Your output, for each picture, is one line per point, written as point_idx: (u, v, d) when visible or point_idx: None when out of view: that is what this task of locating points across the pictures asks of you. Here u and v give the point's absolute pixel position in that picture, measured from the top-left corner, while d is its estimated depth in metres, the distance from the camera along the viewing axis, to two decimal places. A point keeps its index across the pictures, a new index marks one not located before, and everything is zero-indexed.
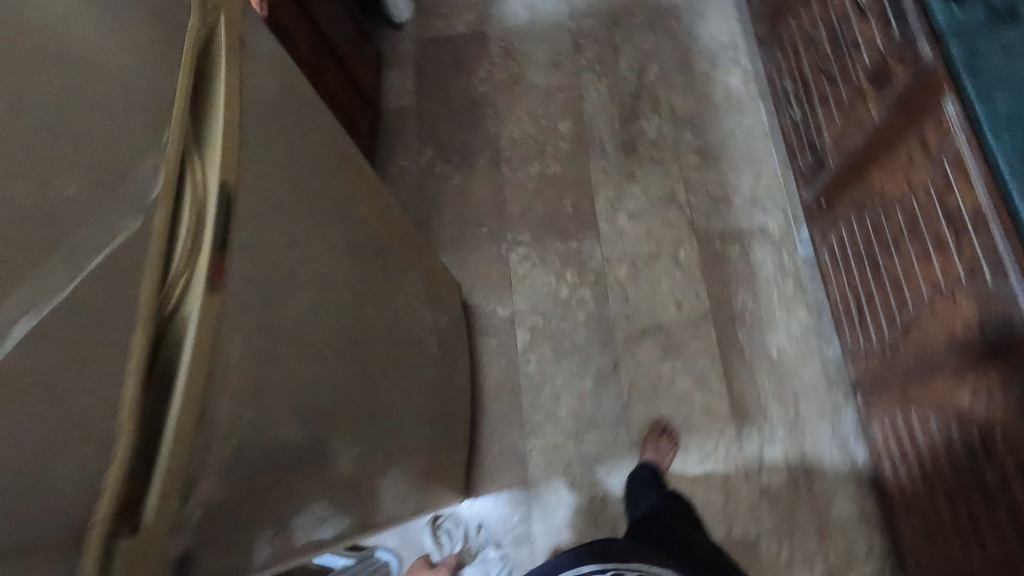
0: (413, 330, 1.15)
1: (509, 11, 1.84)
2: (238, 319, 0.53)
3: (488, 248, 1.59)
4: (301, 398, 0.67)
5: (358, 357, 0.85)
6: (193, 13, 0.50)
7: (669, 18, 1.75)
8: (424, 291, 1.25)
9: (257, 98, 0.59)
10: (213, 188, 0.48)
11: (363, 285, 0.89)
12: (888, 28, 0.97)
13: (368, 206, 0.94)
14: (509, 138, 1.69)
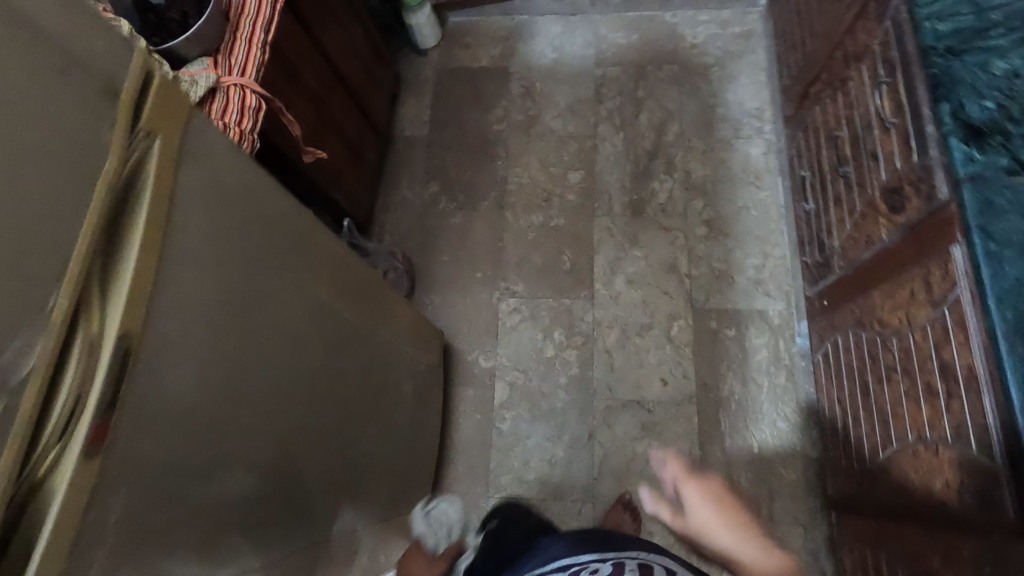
0: (386, 389, 1.12)
1: (535, 49, 1.80)
2: (125, 472, 0.47)
3: (480, 294, 1.56)
4: (261, 450, 0.69)
5: (307, 432, 0.80)
6: (120, 127, 0.43)
7: (696, 78, 1.70)
8: (405, 344, 1.22)
9: (200, 195, 0.53)
10: (108, 345, 0.42)
11: (331, 359, 0.87)
12: (908, 150, 0.92)
13: (347, 275, 0.92)
14: (517, 182, 1.66)
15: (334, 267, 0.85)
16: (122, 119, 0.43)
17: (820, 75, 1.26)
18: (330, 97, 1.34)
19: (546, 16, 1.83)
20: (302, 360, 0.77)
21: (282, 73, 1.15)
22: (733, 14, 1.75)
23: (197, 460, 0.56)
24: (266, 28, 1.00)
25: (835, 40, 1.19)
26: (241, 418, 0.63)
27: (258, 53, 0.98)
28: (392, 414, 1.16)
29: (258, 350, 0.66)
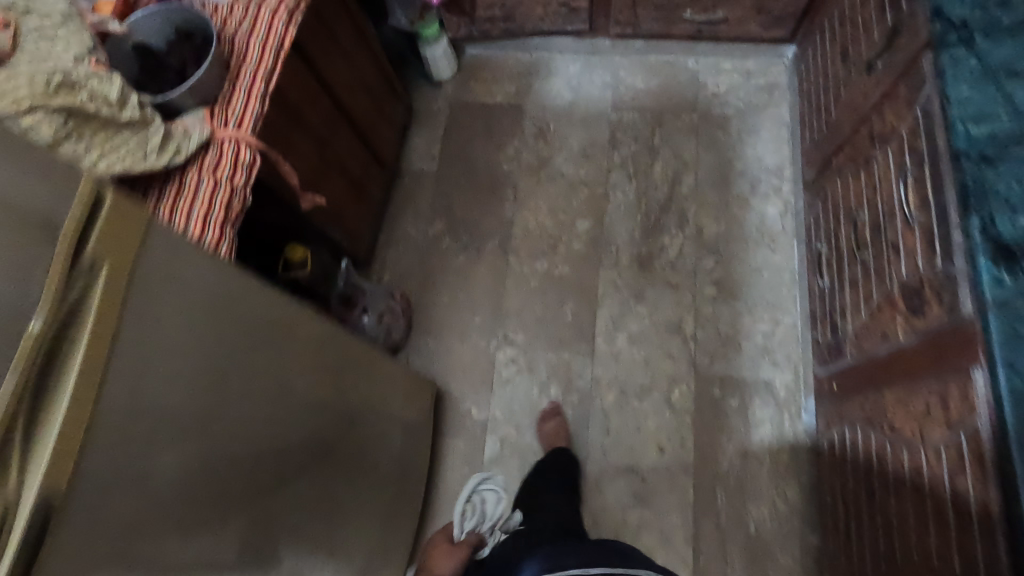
0: (370, 452, 1.09)
1: (552, 88, 1.76)
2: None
3: (477, 340, 1.51)
4: (246, 502, 0.68)
5: (291, 481, 0.79)
6: (59, 252, 0.43)
7: (715, 129, 1.65)
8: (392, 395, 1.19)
9: (167, 286, 0.53)
10: (27, 498, 0.42)
11: (316, 413, 0.85)
12: (931, 252, 0.86)
13: (328, 343, 0.89)
14: (523, 226, 1.61)
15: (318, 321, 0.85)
16: (64, 248, 0.44)
17: (845, 146, 1.21)
18: (335, 137, 1.31)
19: (566, 54, 1.78)
20: (287, 411, 0.76)
21: (285, 118, 1.12)
22: (758, 64, 1.69)
23: (179, 497, 0.57)
24: (267, 79, 0.97)
25: (862, 114, 1.13)
26: (237, 414, 0.65)
27: (256, 105, 0.95)
28: (375, 475, 1.12)
29: (236, 409, 0.65)
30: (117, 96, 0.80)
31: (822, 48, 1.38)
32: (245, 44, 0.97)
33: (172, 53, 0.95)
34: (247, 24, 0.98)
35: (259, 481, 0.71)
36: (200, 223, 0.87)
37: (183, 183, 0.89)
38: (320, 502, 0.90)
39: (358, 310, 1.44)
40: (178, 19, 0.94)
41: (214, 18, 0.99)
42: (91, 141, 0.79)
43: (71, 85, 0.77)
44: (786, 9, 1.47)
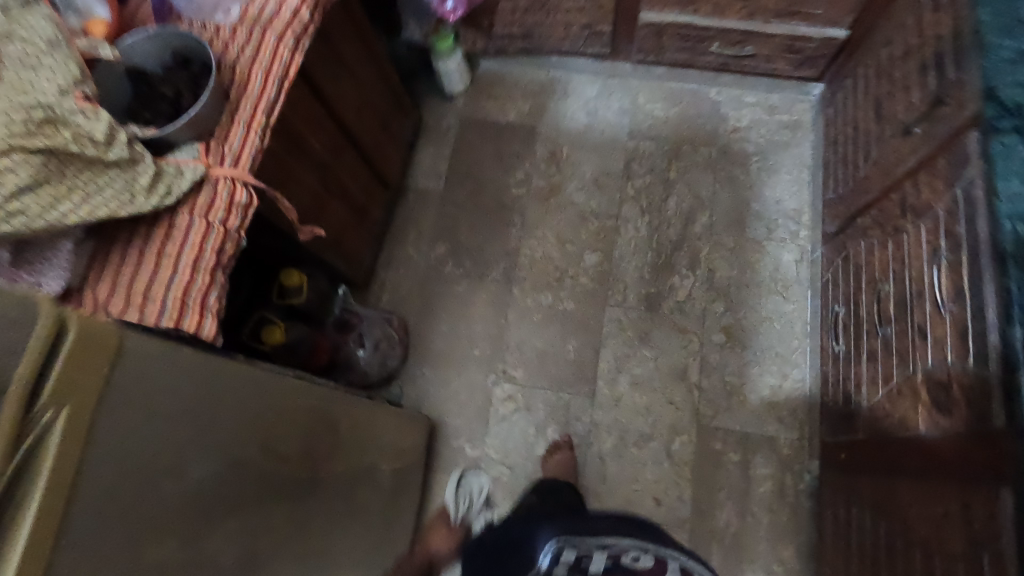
0: (363, 507, 1.04)
1: (568, 110, 1.69)
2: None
3: (474, 374, 1.47)
4: (258, 514, 0.68)
5: (301, 503, 0.79)
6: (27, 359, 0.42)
7: (734, 167, 1.58)
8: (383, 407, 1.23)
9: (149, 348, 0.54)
10: None
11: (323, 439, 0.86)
12: (964, 349, 0.81)
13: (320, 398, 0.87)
14: (529, 255, 1.55)
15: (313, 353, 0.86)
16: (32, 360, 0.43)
17: (875, 207, 1.15)
18: (338, 160, 1.24)
19: (584, 74, 1.71)
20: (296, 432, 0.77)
21: (284, 146, 1.05)
22: (782, 100, 1.62)
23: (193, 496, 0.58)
24: (269, 110, 0.91)
25: (898, 178, 1.07)
26: (258, 414, 0.69)
27: (255, 138, 0.89)
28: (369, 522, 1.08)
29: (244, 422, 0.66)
30: (104, 133, 0.74)
31: (856, 96, 1.32)
32: (247, 71, 0.91)
33: (168, 82, 0.87)
34: (250, 49, 0.92)
35: (282, 483, 0.74)
36: (190, 271, 0.82)
37: (173, 225, 0.83)
38: (335, 516, 0.91)
39: (353, 338, 1.39)
40: (177, 44, 0.89)
41: (215, 41, 0.92)
42: (75, 183, 0.73)
43: (54, 122, 0.71)
44: (820, 49, 1.40)
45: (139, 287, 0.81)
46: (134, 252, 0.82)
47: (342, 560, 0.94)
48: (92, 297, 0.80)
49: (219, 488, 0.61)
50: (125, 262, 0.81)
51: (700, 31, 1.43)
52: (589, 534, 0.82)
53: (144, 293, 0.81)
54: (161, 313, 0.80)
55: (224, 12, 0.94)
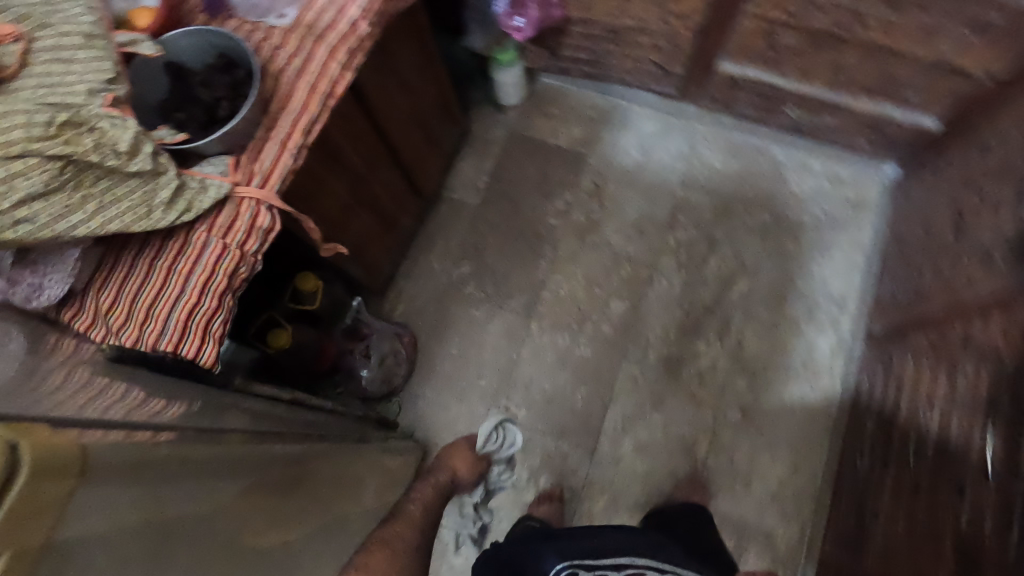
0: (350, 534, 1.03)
1: (622, 144, 1.59)
2: None
3: (475, 405, 1.42)
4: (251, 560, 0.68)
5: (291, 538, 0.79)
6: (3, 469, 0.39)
7: (785, 237, 1.49)
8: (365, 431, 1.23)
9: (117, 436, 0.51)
10: None
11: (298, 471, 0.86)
12: (1006, 528, 0.74)
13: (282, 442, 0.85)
14: (554, 291, 1.49)
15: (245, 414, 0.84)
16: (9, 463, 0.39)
17: (936, 328, 1.06)
18: (373, 171, 1.18)
19: (646, 108, 1.61)
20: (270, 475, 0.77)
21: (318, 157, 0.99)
22: (851, 173, 1.50)
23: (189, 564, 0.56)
24: (308, 128, 0.85)
25: (969, 306, 0.98)
26: (236, 457, 0.70)
27: (288, 157, 0.83)
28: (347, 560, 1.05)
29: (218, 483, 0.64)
30: (127, 143, 0.69)
31: (939, 198, 1.21)
32: (292, 83, 0.85)
33: (204, 84, 0.82)
34: (298, 59, 0.86)
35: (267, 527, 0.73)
36: (197, 293, 0.78)
37: (189, 241, 0.78)
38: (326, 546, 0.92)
39: (360, 351, 1.33)
40: (223, 45, 0.83)
41: (263, 44, 0.86)
42: (91, 192, 0.69)
43: (77, 125, 0.67)
44: (906, 135, 1.29)
45: (143, 302, 0.76)
46: (144, 263, 0.77)
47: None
48: (95, 304, 0.76)
49: (222, 539, 0.63)
50: (134, 272, 0.77)
51: (780, 93, 1.32)
52: (595, 555, 0.98)
53: (146, 309, 0.76)
54: (161, 334, 0.77)
55: (278, 13, 0.88)
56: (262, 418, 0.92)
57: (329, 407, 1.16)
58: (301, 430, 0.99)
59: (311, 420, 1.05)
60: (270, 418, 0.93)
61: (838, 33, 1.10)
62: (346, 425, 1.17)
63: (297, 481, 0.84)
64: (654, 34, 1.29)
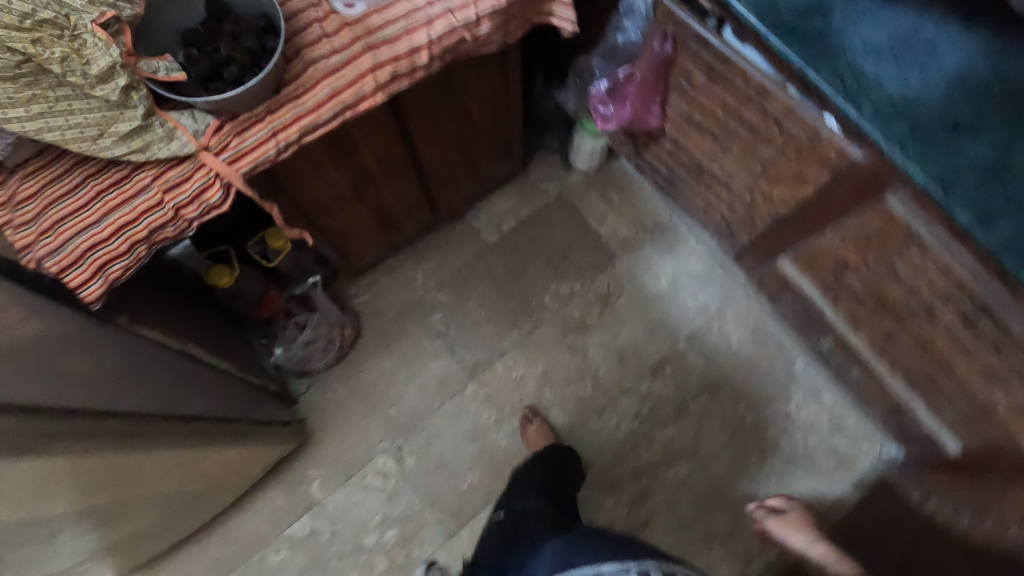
0: (212, 476, 1.12)
1: (657, 267, 1.48)
2: None
3: (374, 428, 1.38)
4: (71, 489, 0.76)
5: (131, 474, 0.88)
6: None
7: (753, 449, 1.37)
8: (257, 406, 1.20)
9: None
10: None
11: (161, 421, 0.93)
12: None
13: (158, 390, 0.92)
14: (507, 367, 1.42)
15: (150, 358, 0.90)
16: None
17: None
18: (386, 178, 1.12)
19: (700, 247, 1.48)
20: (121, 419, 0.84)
21: (324, 149, 0.93)
22: (854, 428, 1.36)
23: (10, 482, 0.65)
24: (308, 129, 0.79)
25: None
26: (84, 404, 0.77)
27: (270, 147, 0.78)
28: (172, 506, 1.09)
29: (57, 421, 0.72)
30: (100, 67, 0.64)
31: (919, 532, 1.07)
32: (318, 78, 0.79)
33: (230, 39, 0.75)
34: (337, 58, 0.79)
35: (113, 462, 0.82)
36: (111, 231, 0.74)
37: (131, 178, 0.74)
38: (175, 483, 1.01)
39: (295, 325, 1.30)
40: (268, 9, 0.77)
41: (314, 24, 0.80)
42: (44, 93, 0.64)
43: (59, 28, 0.62)
44: (923, 437, 1.15)
45: (55, 212, 0.73)
46: (79, 174, 0.74)
47: (136, 517, 1.00)
48: (16, 189, 0.73)
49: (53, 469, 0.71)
50: (66, 177, 0.74)
51: (823, 319, 1.19)
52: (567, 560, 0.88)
53: (52, 220, 0.73)
54: (52, 253, 0.72)
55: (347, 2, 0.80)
56: (167, 364, 0.95)
57: (229, 370, 1.13)
58: (173, 404, 0.95)
59: (198, 388, 1.02)
60: (147, 378, 0.89)
61: (902, 310, 0.97)
62: (239, 400, 1.13)
63: (160, 429, 0.92)
64: (732, 193, 1.17)
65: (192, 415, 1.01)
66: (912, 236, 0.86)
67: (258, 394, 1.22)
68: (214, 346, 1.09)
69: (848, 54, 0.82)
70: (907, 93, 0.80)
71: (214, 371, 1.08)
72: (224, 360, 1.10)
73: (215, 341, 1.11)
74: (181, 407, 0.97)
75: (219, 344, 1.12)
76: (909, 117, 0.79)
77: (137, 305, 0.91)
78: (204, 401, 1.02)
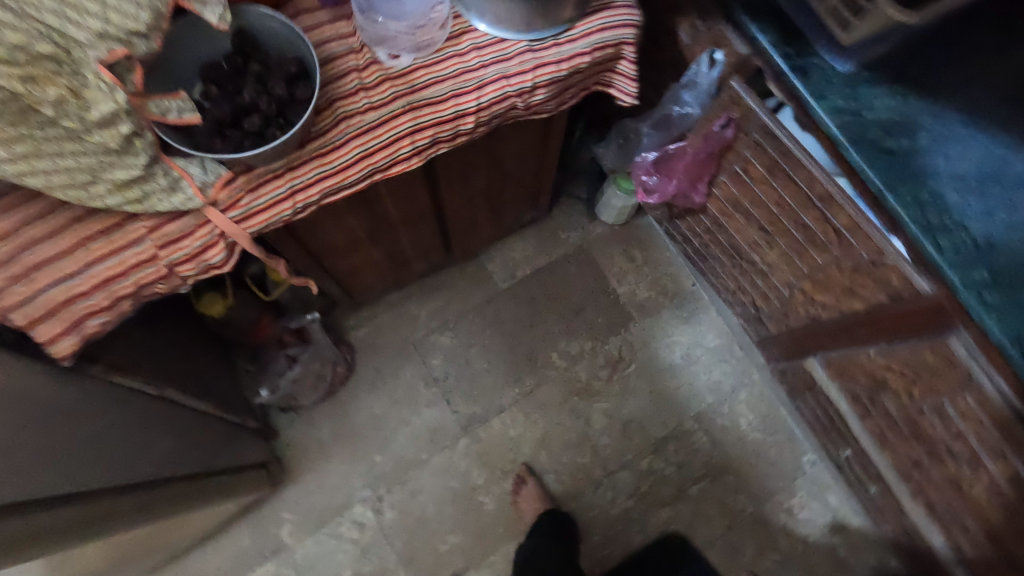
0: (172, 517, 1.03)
1: (673, 336, 1.41)
2: None
3: (355, 474, 1.29)
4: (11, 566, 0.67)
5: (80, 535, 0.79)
6: None
7: (749, 543, 1.30)
8: (235, 452, 1.10)
9: None
10: None
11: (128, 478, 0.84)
12: None
13: (129, 450, 0.82)
14: (504, 425, 1.34)
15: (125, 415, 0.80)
16: None
17: None
18: (404, 224, 1.03)
19: (720, 321, 1.41)
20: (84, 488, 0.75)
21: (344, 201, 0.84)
22: (855, 535, 1.30)
23: None
24: (330, 189, 0.71)
25: None
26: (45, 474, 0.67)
27: (286, 207, 0.69)
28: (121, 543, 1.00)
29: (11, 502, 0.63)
30: (102, 112, 0.56)
31: None
32: (348, 136, 0.69)
33: (256, 82, 0.66)
34: (373, 115, 0.70)
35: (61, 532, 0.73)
36: (93, 283, 0.65)
37: (122, 227, 0.65)
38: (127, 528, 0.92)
39: (285, 358, 1.21)
40: (302, 51, 0.68)
41: (352, 73, 0.71)
42: (30, 134, 0.54)
43: (58, 62, 0.53)
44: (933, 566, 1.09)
45: (30, 258, 0.63)
46: (62, 217, 0.63)
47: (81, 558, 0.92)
48: None
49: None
50: (45, 219, 0.63)
51: (845, 427, 1.13)
52: None
53: (25, 266, 0.63)
54: (22, 304, 0.63)
55: (393, 52, 0.72)
56: (146, 416, 0.85)
57: (211, 413, 1.03)
58: (140, 472, 0.84)
59: (174, 444, 0.91)
60: (114, 449, 0.79)
61: (941, 448, 0.91)
62: (216, 448, 1.04)
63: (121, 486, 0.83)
64: (769, 284, 1.10)
65: (163, 478, 0.91)
66: (969, 383, 0.79)
67: (240, 432, 1.13)
68: (196, 387, 1.00)
69: (934, 181, 0.75)
70: (992, 235, 0.72)
71: (197, 416, 0.98)
72: (205, 400, 1.00)
73: (198, 380, 1.02)
74: (149, 472, 0.87)
75: (203, 384, 1.03)
76: (992, 261, 0.72)
77: (117, 348, 0.81)
78: (175, 461, 0.92)
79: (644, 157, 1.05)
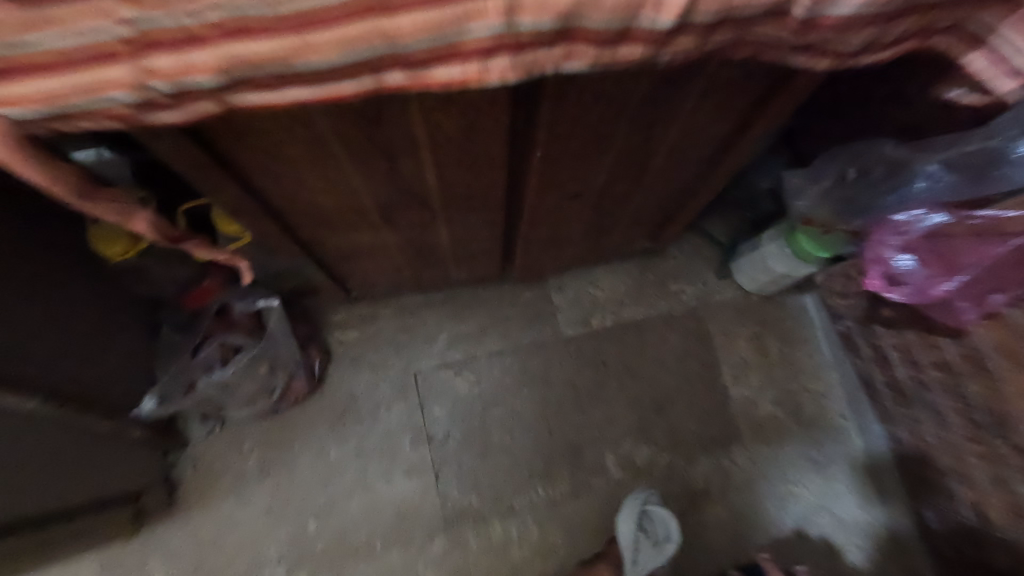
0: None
1: (793, 485, 0.91)
2: None
3: (272, 539, 0.86)
4: None
5: None
6: None
7: None
8: (83, 487, 0.69)
9: None
10: None
11: None
12: None
13: None
14: (507, 537, 0.87)
15: None
16: None
17: None
18: (446, 212, 0.58)
19: (872, 485, 0.90)
20: None
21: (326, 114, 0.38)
22: None
23: None
24: (252, 60, 0.28)
25: None
26: None
27: (121, 76, 0.30)
28: None
29: None
30: None
31: None
32: None
33: None
34: None
35: None
36: None
37: None
38: None
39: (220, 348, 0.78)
40: None
41: None
42: None
43: None
44: None
45: None
46: None
47: None
48: None
49: None
50: None
51: None
52: None
53: None
54: None
55: None
56: None
57: (69, 430, 0.61)
58: None
59: None
60: None
61: None
62: (55, 483, 0.63)
63: None
64: None
65: None
66: None
67: (123, 447, 0.74)
68: (53, 383, 0.58)
69: None
70: None
71: (40, 437, 0.57)
72: (64, 413, 0.60)
73: (63, 367, 0.61)
74: None
75: (68, 376, 0.62)
76: None
77: None
78: None
79: (917, 219, 0.58)
